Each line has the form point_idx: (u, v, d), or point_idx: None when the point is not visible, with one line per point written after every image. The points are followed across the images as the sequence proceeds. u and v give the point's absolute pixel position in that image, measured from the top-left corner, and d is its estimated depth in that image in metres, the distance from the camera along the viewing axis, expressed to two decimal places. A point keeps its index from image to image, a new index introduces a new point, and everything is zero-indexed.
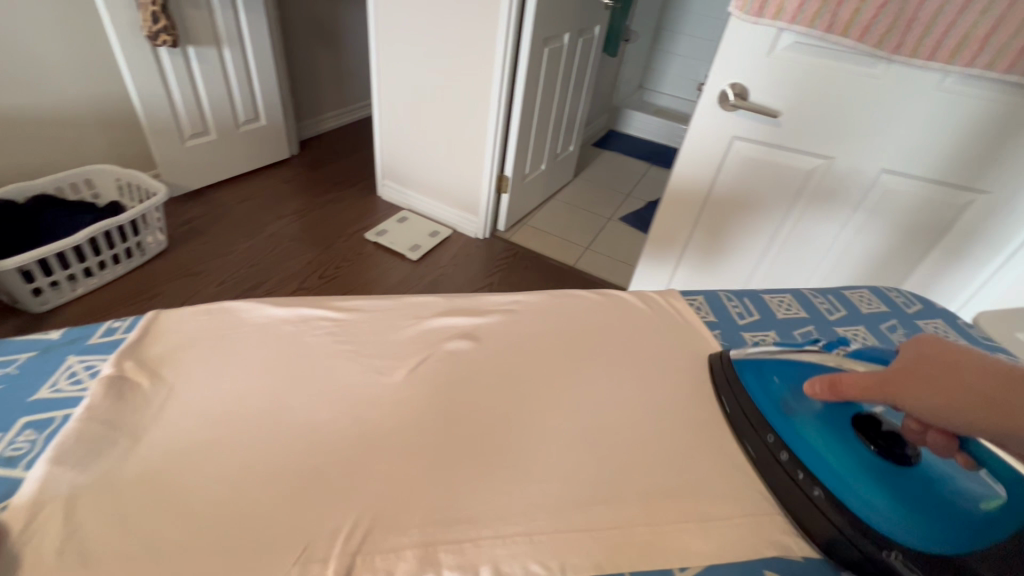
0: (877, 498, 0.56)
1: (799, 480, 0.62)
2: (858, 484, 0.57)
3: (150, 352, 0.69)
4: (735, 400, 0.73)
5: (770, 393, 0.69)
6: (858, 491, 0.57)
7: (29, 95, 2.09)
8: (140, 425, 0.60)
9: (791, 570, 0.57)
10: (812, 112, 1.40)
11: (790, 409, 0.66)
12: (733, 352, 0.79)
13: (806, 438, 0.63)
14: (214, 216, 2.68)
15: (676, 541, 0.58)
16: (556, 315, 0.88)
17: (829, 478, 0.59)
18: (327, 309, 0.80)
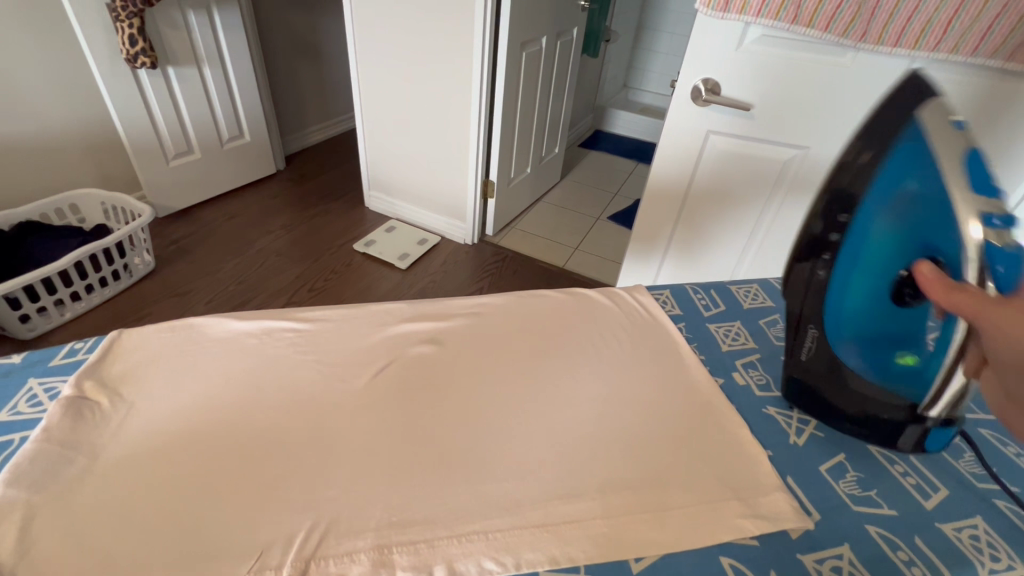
0: (851, 311, 0.65)
1: (819, 257, 0.66)
2: (852, 292, 0.64)
3: (112, 370, 0.69)
4: (869, 154, 0.60)
5: (897, 183, 0.58)
6: (845, 296, 0.65)
7: (10, 123, 2.10)
8: (98, 442, 0.61)
9: (748, 555, 0.58)
10: (784, 104, 1.42)
11: (888, 207, 0.59)
12: (930, 114, 0.56)
13: (858, 239, 0.62)
14: (201, 234, 2.68)
15: (632, 533, 0.58)
16: (522, 315, 0.88)
17: (838, 274, 0.65)
18: (291, 320, 0.81)
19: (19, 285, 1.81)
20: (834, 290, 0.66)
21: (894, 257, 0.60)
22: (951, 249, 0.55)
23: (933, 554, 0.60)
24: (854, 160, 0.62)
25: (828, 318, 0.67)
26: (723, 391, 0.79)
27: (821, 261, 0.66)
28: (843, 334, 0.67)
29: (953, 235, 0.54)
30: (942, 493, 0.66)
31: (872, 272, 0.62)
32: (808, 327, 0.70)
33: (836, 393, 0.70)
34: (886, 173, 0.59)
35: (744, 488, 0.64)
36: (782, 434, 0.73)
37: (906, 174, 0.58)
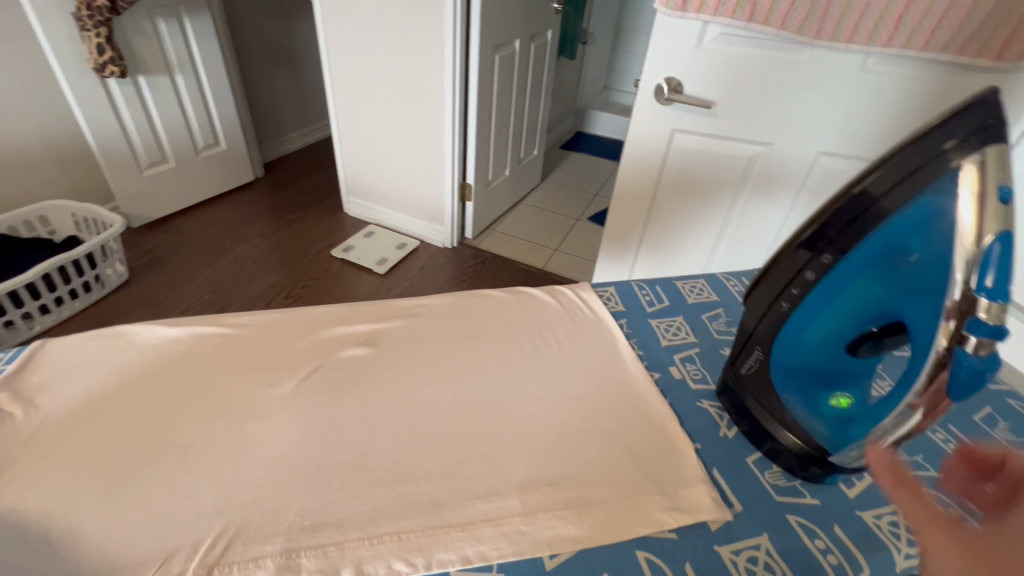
0: (803, 340, 0.63)
1: (800, 274, 0.63)
2: (811, 321, 0.62)
3: (33, 379, 0.68)
4: (899, 190, 0.53)
5: (911, 233, 0.52)
6: (805, 324, 0.63)
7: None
8: (4, 454, 0.59)
9: (665, 548, 0.58)
10: (744, 101, 1.43)
11: (892, 250, 0.54)
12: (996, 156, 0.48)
13: (843, 273, 0.58)
14: (174, 244, 2.65)
15: (548, 529, 0.58)
16: (464, 315, 0.88)
17: (808, 303, 0.62)
18: (224, 326, 0.80)
19: None
20: (798, 319, 0.63)
21: (859, 305, 0.58)
22: (923, 322, 0.51)
23: (852, 541, 0.60)
24: (877, 192, 0.55)
25: (780, 342, 0.66)
26: (658, 386, 0.79)
27: (790, 289, 0.64)
28: (789, 359, 0.65)
29: (933, 313, 0.50)
30: (867, 481, 0.67)
31: (834, 315, 0.60)
32: (756, 347, 0.69)
33: (763, 409, 0.68)
34: (902, 221, 0.53)
35: (667, 482, 0.64)
36: (712, 427, 0.73)
37: (917, 234, 0.52)
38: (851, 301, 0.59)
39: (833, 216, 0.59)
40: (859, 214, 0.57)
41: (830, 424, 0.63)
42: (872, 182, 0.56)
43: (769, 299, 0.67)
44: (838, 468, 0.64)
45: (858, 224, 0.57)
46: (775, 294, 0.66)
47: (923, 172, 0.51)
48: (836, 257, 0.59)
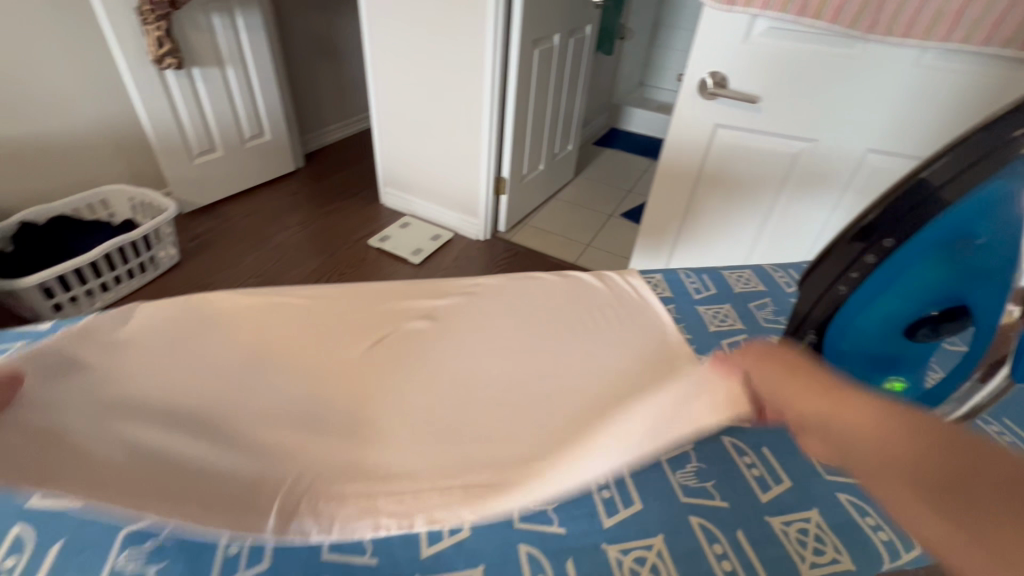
0: (858, 326, 0.64)
1: (856, 261, 0.63)
2: (867, 308, 0.63)
3: None
4: (962, 179, 0.54)
5: (975, 219, 0.53)
6: (862, 311, 0.64)
7: (44, 122, 2.21)
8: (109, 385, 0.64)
9: (718, 516, 0.60)
10: (791, 96, 1.42)
11: (957, 237, 0.55)
12: None
13: (905, 260, 0.59)
14: (222, 229, 2.78)
15: (604, 493, 0.61)
16: (515, 294, 0.91)
17: (864, 290, 0.63)
18: (295, 296, 0.86)
19: (53, 274, 1.91)
20: (854, 304, 0.64)
21: (919, 291, 0.59)
22: (991, 309, 0.52)
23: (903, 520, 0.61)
24: (940, 180, 0.56)
25: (835, 326, 0.67)
26: None
27: (846, 275, 0.64)
28: (845, 344, 0.66)
29: (1000, 300, 0.51)
30: None
31: (892, 301, 0.61)
32: (809, 330, 0.70)
33: None
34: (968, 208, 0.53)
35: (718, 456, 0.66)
36: None
37: (985, 221, 0.53)
38: (911, 287, 0.60)
39: (896, 201, 0.59)
40: (921, 201, 0.57)
41: None
42: (938, 167, 0.56)
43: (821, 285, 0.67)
44: None
45: (919, 210, 0.57)
46: (829, 279, 0.66)
47: (994, 158, 0.52)
48: (898, 243, 0.60)
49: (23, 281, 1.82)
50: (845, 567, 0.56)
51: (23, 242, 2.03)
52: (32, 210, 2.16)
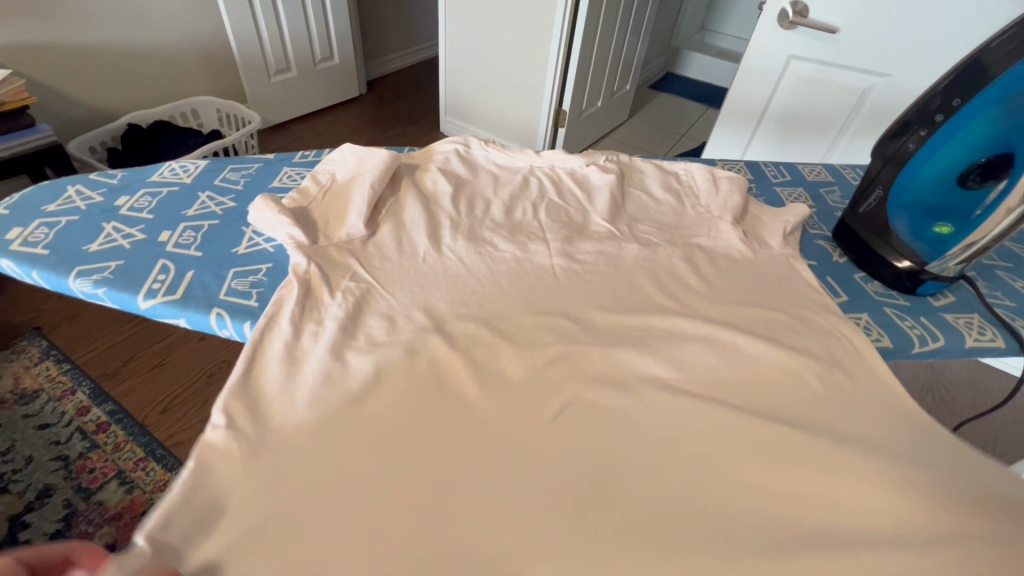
0: (919, 179, 0.82)
1: (919, 124, 0.80)
2: (926, 164, 0.81)
3: (307, 189, 0.90)
4: (1010, 54, 0.69)
5: (1014, 83, 0.70)
6: (922, 168, 0.81)
7: (145, 29, 2.42)
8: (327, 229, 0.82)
9: (794, 307, 0.80)
10: (867, 27, 1.49)
11: (1006, 99, 0.72)
12: None
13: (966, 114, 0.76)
14: (297, 145, 3.03)
15: (688, 285, 0.82)
16: (643, 206, 0.99)
17: (926, 149, 0.80)
18: (453, 140, 1.04)
19: None
20: (915, 162, 0.82)
21: (974, 145, 0.76)
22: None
23: (933, 326, 0.81)
24: (992, 58, 0.71)
25: (899, 182, 0.84)
26: (800, 229, 0.98)
27: (918, 133, 0.80)
28: (903, 194, 0.85)
29: None
30: (948, 299, 0.86)
31: (952, 153, 0.78)
32: (877, 187, 0.87)
33: (876, 237, 0.87)
34: (1012, 76, 0.70)
35: (793, 279, 0.85)
36: (828, 254, 0.94)
37: None
38: (969, 139, 0.76)
39: (958, 76, 0.75)
40: (975, 76, 0.73)
41: (928, 245, 0.83)
42: (997, 45, 0.71)
43: (892, 151, 0.84)
44: (934, 278, 0.83)
45: (974, 81, 0.73)
46: (901, 140, 0.82)
47: None
48: (964, 103, 0.74)
49: None
50: (886, 345, 0.77)
51: (134, 142, 2.27)
52: (137, 113, 2.41)
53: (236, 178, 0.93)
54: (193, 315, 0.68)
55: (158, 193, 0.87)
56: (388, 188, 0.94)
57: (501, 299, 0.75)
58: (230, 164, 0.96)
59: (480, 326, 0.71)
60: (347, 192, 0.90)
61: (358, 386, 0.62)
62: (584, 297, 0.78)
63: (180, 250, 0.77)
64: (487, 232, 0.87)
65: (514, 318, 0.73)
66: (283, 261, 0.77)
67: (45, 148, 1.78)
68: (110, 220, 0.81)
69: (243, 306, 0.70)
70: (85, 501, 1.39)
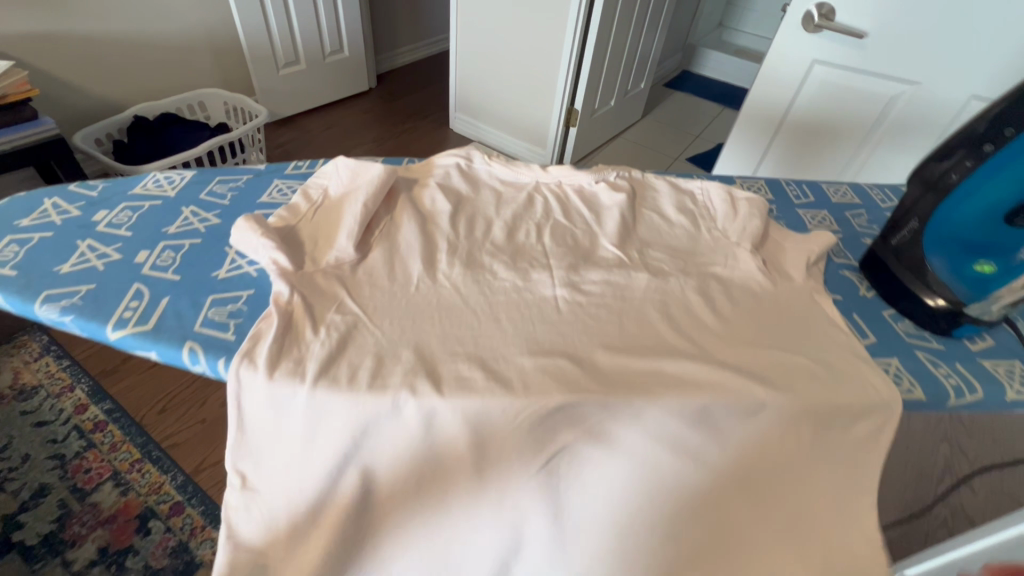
0: (960, 212, 0.75)
1: (966, 152, 0.72)
2: (969, 197, 0.74)
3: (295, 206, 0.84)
4: None
5: None
6: (965, 201, 0.75)
7: (151, 19, 2.36)
8: (317, 252, 0.77)
9: (821, 350, 0.73)
10: (898, 33, 1.39)
11: None
12: None
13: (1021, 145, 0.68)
14: (303, 140, 2.97)
15: (705, 323, 0.75)
16: (656, 229, 0.92)
17: (971, 180, 0.73)
18: (454, 153, 0.98)
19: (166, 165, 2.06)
20: (958, 194, 0.75)
21: None
22: None
23: (970, 375, 0.74)
24: None
25: (938, 214, 0.77)
26: (825, 258, 0.91)
27: (963, 163, 0.73)
28: (941, 226, 0.78)
29: None
30: (987, 342, 0.79)
31: (1000, 186, 0.71)
32: (912, 219, 0.80)
33: (910, 273, 0.80)
34: None
35: (817, 316, 0.78)
36: (854, 288, 0.87)
37: None
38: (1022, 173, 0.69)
39: (1012, 102, 0.67)
40: None
41: (969, 284, 0.76)
42: None
43: (933, 180, 0.77)
44: (972, 321, 0.76)
45: None
46: (944, 170, 0.75)
47: None
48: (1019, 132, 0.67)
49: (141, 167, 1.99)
50: (918, 397, 0.70)
51: (139, 135, 2.23)
52: (143, 105, 2.37)
53: (224, 192, 0.88)
54: (165, 349, 0.63)
55: (139, 207, 0.82)
56: (383, 204, 0.88)
57: (499, 336, 0.69)
58: (219, 174, 0.91)
59: (473, 366, 0.65)
60: (338, 210, 0.84)
61: (340, 446, 0.61)
62: (588, 334, 0.72)
63: (157, 272, 0.72)
64: (486, 258, 0.81)
65: (511, 357, 0.67)
66: (266, 288, 0.72)
67: (50, 141, 1.73)
68: (85, 237, 0.76)
69: (219, 339, 0.65)
70: (80, 502, 1.36)
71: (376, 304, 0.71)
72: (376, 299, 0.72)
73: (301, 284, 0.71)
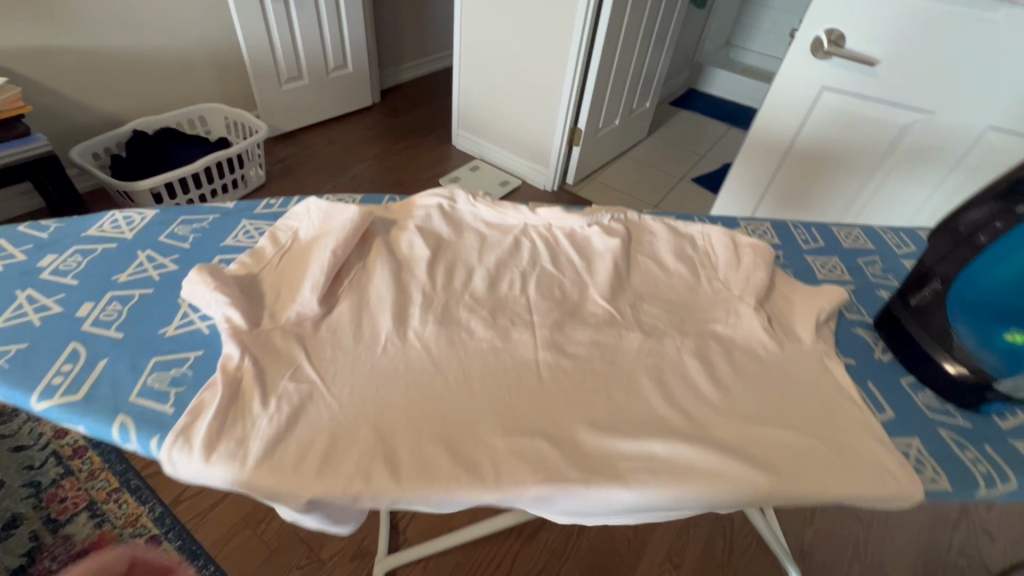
0: (990, 276, 0.68)
1: (999, 211, 0.65)
2: (1001, 260, 0.67)
3: (262, 251, 0.78)
4: None
5: None
6: (995, 264, 0.68)
7: (151, 35, 2.33)
8: (278, 306, 0.70)
9: (833, 428, 0.65)
10: (912, 63, 1.31)
11: None
12: None
13: None
14: (302, 156, 2.92)
15: (704, 395, 0.68)
16: (653, 279, 0.85)
17: (1002, 241, 0.66)
18: (437, 192, 0.92)
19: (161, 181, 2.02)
20: (987, 255, 0.67)
21: None
22: None
23: (1000, 458, 0.66)
24: None
25: (965, 276, 0.70)
26: (837, 314, 0.84)
27: (992, 223, 0.66)
28: (968, 289, 0.70)
29: None
30: (1020, 418, 0.71)
31: None
32: (933, 279, 0.73)
33: (931, 339, 0.73)
34: None
35: (828, 385, 0.71)
36: (869, 350, 0.79)
37: None
38: None
39: None
40: None
41: (1002, 356, 0.67)
42: None
43: (957, 239, 0.70)
44: (1002, 397, 0.68)
45: None
46: (971, 229, 0.68)
47: None
48: None
49: (136, 184, 1.95)
50: (943, 487, 0.62)
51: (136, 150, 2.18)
52: (142, 120, 2.32)
53: (186, 233, 0.82)
54: (93, 423, 0.57)
55: (91, 251, 0.76)
56: (357, 249, 0.81)
57: (471, 407, 0.62)
58: (182, 214, 0.85)
59: (438, 448, 0.58)
60: (306, 256, 0.77)
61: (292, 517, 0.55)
62: (571, 406, 0.64)
63: (98, 329, 0.66)
64: (465, 313, 0.74)
65: (482, 437, 0.60)
66: (216, 350, 0.65)
67: (45, 157, 1.68)
68: (26, 286, 0.70)
69: (156, 412, 0.58)
70: (52, 535, 1.23)
71: (338, 369, 0.64)
72: (338, 364, 0.65)
73: (256, 345, 0.64)
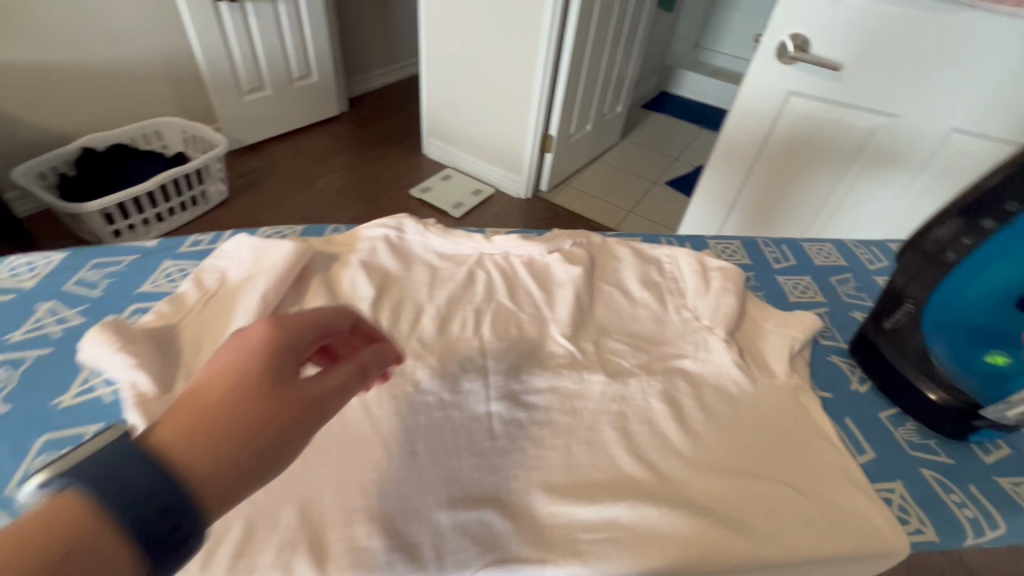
0: (968, 293, 0.65)
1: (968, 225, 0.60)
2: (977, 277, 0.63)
3: (184, 296, 0.70)
4: None
5: None
6: (971, 282, 0.64)
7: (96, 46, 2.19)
8: (196, 365, 0.62)
9: (810, 477, 0.60)
10: (878, 67, 1.29)
11: None
12: None
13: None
14: (266, 168, 2.80)
15: (674, 446, 0.62)
16: (618, 311, 0.79)
17: (974, 259, 0.62)
18: (384, 222, 0.85)
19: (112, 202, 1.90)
20: (959, 275, 0.64)
21: None
22: None
23: (985, 498, 0.62)
24: None
25: (937, 296, 0.66)
26: (811, 341, 0.79)
27: (960, 240, 0.62)
28: (944, 309, 0.66)
29: None
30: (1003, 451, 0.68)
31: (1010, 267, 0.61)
32: (906, 300, 0.69)
33: (908, 367, 0.69)
34: None
35: (805, 426, 0.66)
36: (845, 380, 0.75)
37: None
38: None
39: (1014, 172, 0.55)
40: None
41: (982, 380, 0.64)
42: None
43: (927, 256, 0.66)
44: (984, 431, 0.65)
45: None
46: (940, 245, 0.64)
47: None
48: None
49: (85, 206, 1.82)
50: (928, 537, 0.58)
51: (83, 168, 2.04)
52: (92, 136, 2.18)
53: (98, 279, 0.73)
54: None
55: None
56: (293, 289, 0.74)
57: (415, 476, 0.56)
58: (95, 257, 0.76)
59: (373, 529, 0.51)
60: (234, 300, 0.69)
61: None
62: (527, 467, 0.58)
63: None
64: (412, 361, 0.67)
65: (426, 511, 0.53)
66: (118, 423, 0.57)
67: None
68: None
69: None
70: None
71: None
72: None
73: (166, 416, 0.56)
